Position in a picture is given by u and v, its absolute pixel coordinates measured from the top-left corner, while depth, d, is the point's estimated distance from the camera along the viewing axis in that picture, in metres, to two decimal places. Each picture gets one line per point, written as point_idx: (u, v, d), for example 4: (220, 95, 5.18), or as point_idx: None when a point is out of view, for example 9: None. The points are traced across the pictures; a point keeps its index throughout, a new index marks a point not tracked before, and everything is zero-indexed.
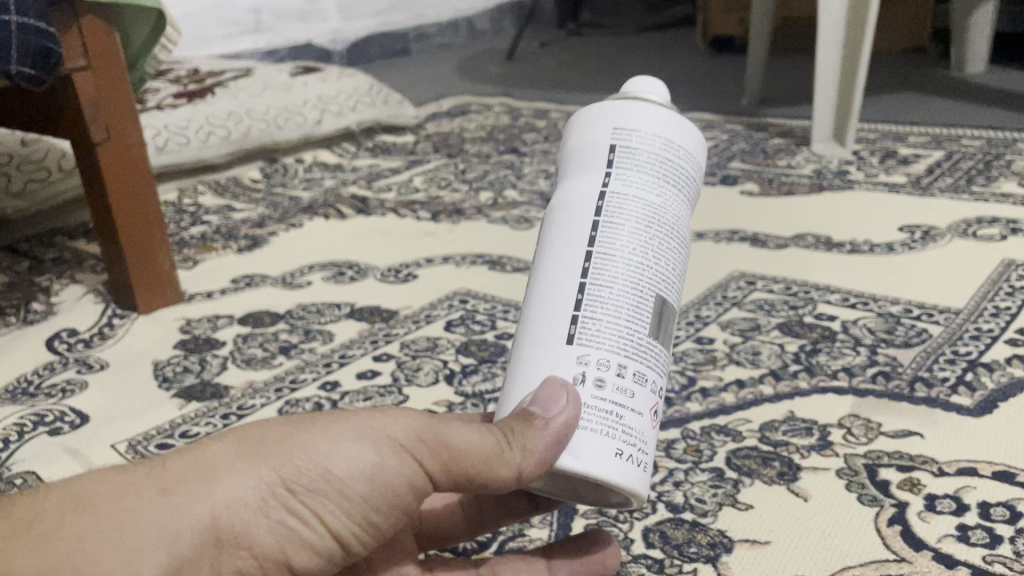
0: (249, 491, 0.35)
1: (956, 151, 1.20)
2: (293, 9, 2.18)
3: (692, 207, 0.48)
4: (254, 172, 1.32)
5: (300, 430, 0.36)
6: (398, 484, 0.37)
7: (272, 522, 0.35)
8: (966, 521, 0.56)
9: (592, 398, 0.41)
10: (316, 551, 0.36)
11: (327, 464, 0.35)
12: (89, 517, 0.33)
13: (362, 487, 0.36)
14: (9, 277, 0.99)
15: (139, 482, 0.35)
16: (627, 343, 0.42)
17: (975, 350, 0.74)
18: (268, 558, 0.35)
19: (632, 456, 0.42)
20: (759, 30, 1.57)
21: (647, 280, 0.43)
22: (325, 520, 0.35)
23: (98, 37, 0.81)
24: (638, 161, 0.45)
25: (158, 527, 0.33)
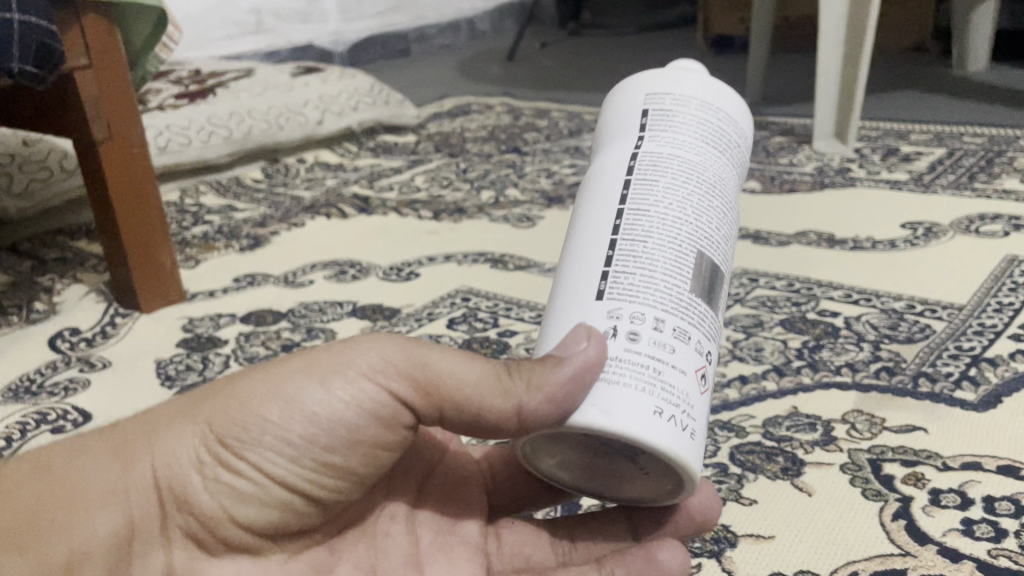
0: (190, 446, 0.42)
1: (959, 149, 1.20)
2: (294, 10, 2.18)
3: (737, 171, 0.48)
4: (256, 173, 1.32)
5: (240, 382, 0.43)
6: (333, 423, 0.42)
7: (218, 472, 0.42)
8: (971, 515, 0.56)
9: (626, 352, 0.41)
10: (259, 493, 0.42)
11: (259, 414, 0.41)
12: (49, 478, 0.40)
13: (295, 430, 0.41)
14: (11, 276, 0.99)
15: (97, 446, 0.42)
16: (666, 296, 0.42)
17: (978, 345, 0.74)
18: (215, 501, 0.42)
19: (675, 416, 0.40)
20: (759, 28, 1.57)
21: (683, 235, 0.43)
22: (262, 464, 0.42)
23: (99, 36, 0.81)
24: (674, 123, 0.46)
25: (110, 487, 0.41)
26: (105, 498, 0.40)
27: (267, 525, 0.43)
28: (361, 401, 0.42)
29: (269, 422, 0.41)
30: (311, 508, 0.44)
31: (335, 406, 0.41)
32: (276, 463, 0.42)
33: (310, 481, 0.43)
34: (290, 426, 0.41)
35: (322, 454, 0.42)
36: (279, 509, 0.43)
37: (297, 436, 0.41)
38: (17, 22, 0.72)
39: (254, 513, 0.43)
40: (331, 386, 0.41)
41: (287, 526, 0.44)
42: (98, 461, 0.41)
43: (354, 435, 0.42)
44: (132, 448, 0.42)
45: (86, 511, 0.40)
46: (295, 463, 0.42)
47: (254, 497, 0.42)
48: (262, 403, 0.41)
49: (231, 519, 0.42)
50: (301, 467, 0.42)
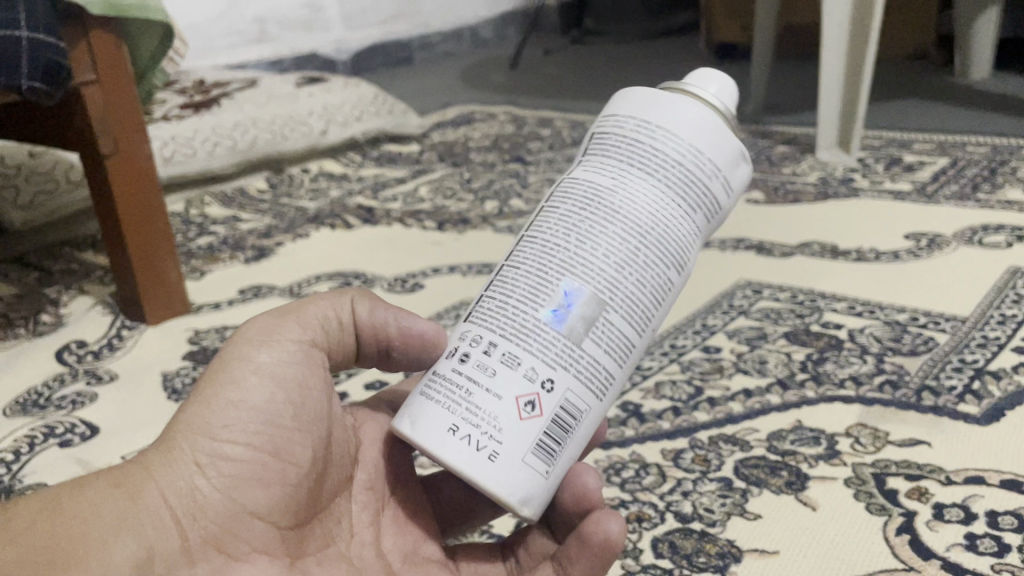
0: (181, 452, 0.42)
1: (962, 158, 1.21)
2: (298, 19, 2.19)
3: (672, 190, 0.46)
4: (260, 183, 1.33)
5: (194, 389, 0.44)
6: (285, 381, 0.45)
7: (214, 466, 0.42)
8: (974, 530, 0.56)
9: (453, 371, 0.44)
10: (259, 481, 0.43)
11: (229, 397, 0.43)
12: (54, 515, 0.38)
13: (260, 397, 0.44)
14: (18, 288, 1.00)
15: (84, 482, 0.40)
16: (507, 323, 0.44)
17: (981, 358, 0.74)
18: (222, 502, 0.42)
19: (470, 436, 0.42)
20: (762, 37, 1.58)
21: (553, 261, 0.45)
22: (250, 444, 0.43)
23: (107, 52, 0.81)
24: (610, 151, 0.47)
25: (119, 514, 0.39)
26: (120, 524, 0.39)
27: (277, 515, 0.43)
28: (292, 359, 0.46)
29: (236, 397, 0.43)
30: (305, 484, 0.45)
31: (273, 368, 0.45)
32: (260, 434, 0.43)
33: (293, 443, 0.44)
34: (254, 393, 0.44)
35: (291, 415, 0.45)
36: (282, 489, 0.44)
37: (265, 401, 0.44)
38: (25, 39, 0.72)
39: (262, 497, 0.43)
40: (267, 351, 0.45)
41: (292, 515, 0.44)
42: (95, 493, 0.39)
43: (302, 389, 0.46)
44: (126, 480, 0.41)
45: (102, 537, 0.37)
46: (275, 429, 0.44)
47: (256, 479, 0.43)
48: (221, 386, 0.43)
49: (242, 512, 0.42)
50: (282, 433, 0.44)
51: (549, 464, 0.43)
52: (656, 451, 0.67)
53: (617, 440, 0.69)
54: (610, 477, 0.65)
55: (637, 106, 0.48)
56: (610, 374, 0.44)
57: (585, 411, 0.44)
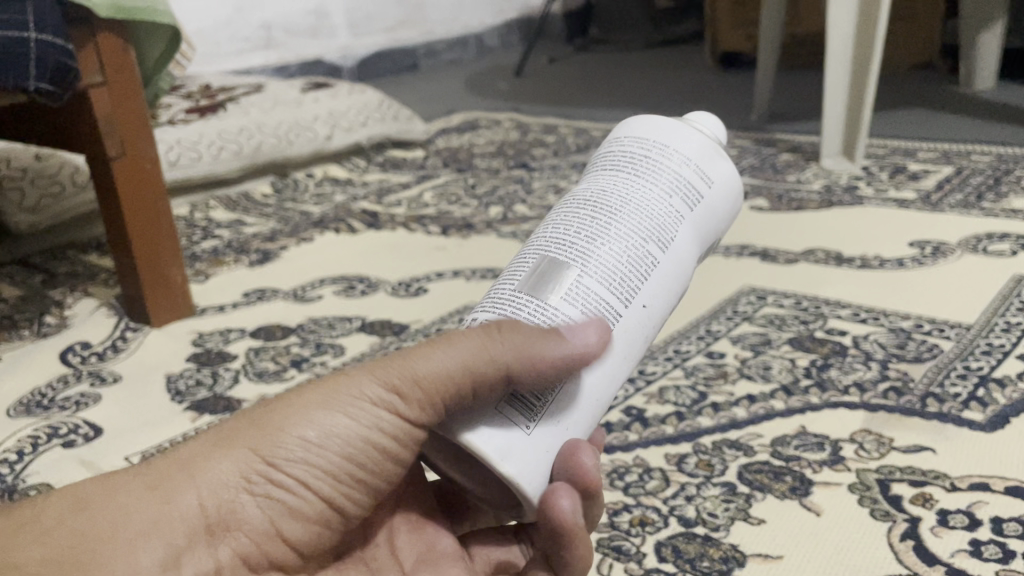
0: (234, 475, 0.39)
1: (966, 167, 1.21)
2: (303, 26, 2.20)
3: (652, 179, 0.46)
4: (265, 187, 1.33)
5: (275, 409, 0.40)
6: (365, 443, 0.41)
7: (262, 495, 0.39)
8: (979, 536, 0.56)
9: None
10: (305, 515, 0.41)
11: (301, 434, 0.39)
12: (83, 514, 0.37)
13: (334, 452, 0.40)
14: (22, 290, 1.00)
15: (121, 480, 0.38)
16: (491, 305, 0.44)
17: (986, 365, 0.74)
18: (260, 532, 0.40)
19: None
20: (767, 46, 1.58)
21: (537, 249, 0.45)
22: (309, 484, 0.40)
23: (115, 55, 0.82)
24: (595, 167, 0.49)
25: (153, 519, 0.37)
26: (149, 532, 0.37)
27: (305, 545, 0.42)
28: (384, 423, 0.40)
29: (312, 441, 0.40)
30: (343, 525, 0.43)
31: (355, 415, 0.40)
32: (321, 481, 0.40)
33: (347, 495, 0.42)
34: (331, 446, 0.40)
35: (360, 464, 0.41)
36: (318, 527, 0.42)
37: (338, 455, 0.40)
38: (34, 41, 0.73)
39: (298, 532, 0.41)
40: (359, 410, 0.40)
41: (321, 546, 0.43)
42: (130, 493, 0.38)
43: (381, 453, 0.41)
44: (168, 482, 0.38)
45: (131, 542, 0.36)
46: (336, 481, 0.41)
47: (297, 517, 0.41)
48: (301, 425, 0.40)
49: (277, 541, 0.41)
50: (344, 477, 0.41)
51: (530, 422, 0.42)
52: (659, 456, 0.67)
53: (621, 444, 0.69)
54: (613, 482, 0.65)
55: (617, 129, 0.50)
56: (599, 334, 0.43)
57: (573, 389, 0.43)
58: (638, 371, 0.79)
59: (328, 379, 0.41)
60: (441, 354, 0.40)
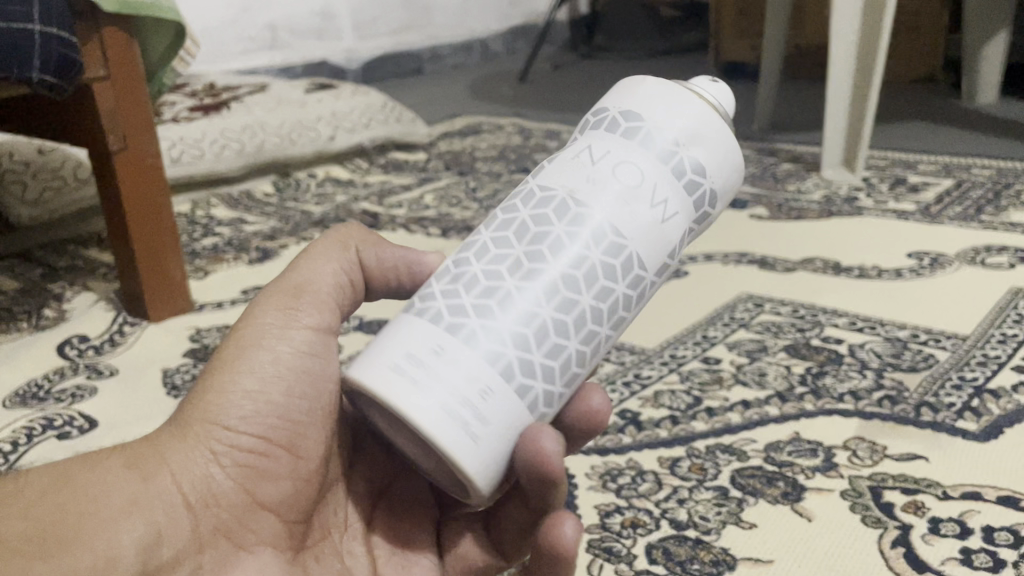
0: (193, 441, 0.42)
1: (966, 180, 1.21)
2: (308, 27, 2.21)
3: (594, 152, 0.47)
4: (267, 186, 1.34)
5: (211, 372, 0.44)
6: (297, 375, 0.44)
7: (226, 456, 0.43)
8: (970, 544, 0.56)
9: None
10: (270, 474, 0.44)
11: (243, 388, 0.43)
12: (63, 490, 0.39)
13: (275, 391, 0.44)
14: (22, 283, 1.00)
15: (98, 460, 0.41)
16: None
17: (981, 375, 0.74)
18: (230, 498, 0.43)
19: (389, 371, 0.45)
20: (770, 56, 1.59)
21: None
22: (263, 437, 0.43)
23: (119, 48, 0.82)
24: None
25: (131, 495, 0.40)
26: (127, 507, 0.39)
27: (284, 508, 0.44)
28: (303, 346, 0.45)
29: (252, 389, 0.43)
30: (315, 481, 0.45)
31: (281, 359, 0.44)
32: (276, 428, 0.44)
33: (305, 439, 0.45)
34: (271, 388, 0.43)
35: (303, 410, 0.44)
36: (291, 482, 0.44)
37: (280, 393, 0.44)
38: (38, 33, 0.73)
39: (272, 489, 0.44)
40: (276, 343, 0.44)
41: (300, 509, 0.45)
42: (107, 470, 0.40)
43: (316, 380, 0.45)
44: (138, 460, 0.41)
45: (110, 518, 0.39)
46: (289, 424, 0.44)
47: (266, 471, 0.44)
48: (237, 375, 0.43)
49: (252, 504, 0.43)
50: (299, 428, 0.44)
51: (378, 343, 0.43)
52: (652, 459, 0.67)
53: (615, 446, 0.69)
54: (606, 483, 0.65)
55: None
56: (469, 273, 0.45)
57: (425, 298, 0.42)
58: (633, 375, 0.79)
59: (238, 328, 0.45)
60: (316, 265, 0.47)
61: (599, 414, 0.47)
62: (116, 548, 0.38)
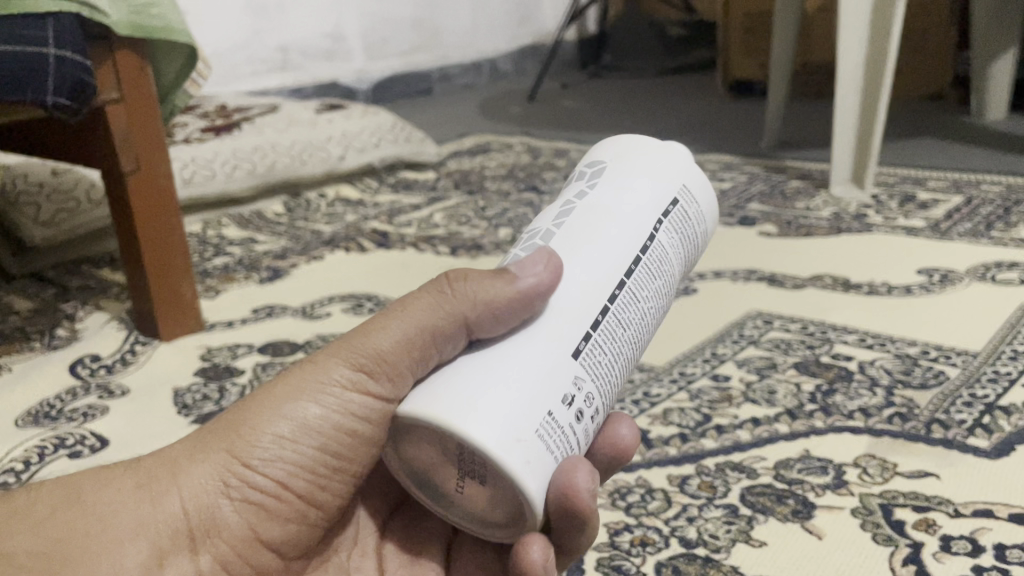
0: (215, 474, 0.42)
1: (975, 197, 1.20)
2: (318, 49, 2.24)
3: (688, 269, 0.51)
4: (278, 206, 1.34)
5: (248, 407, 0.43)
6: (336, 432, 0.44)
7: (242, 495, 0.42)
8: (982, 562, 0.55)
9: (569, 421, 0.41)
10: (279, 518, 0.44)
11: (278, 434, 0.43)
12: (76, 507, 0.39)
13: (307, 444, 0.43)
14: (35, 303, 1.01)
15: (112, 476, 0.41)
16: (608, 395, 0.44)
17: (993, 393, 0.74)
18: (238, 537, 0.43)
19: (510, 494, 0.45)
20: (778, 74, 1.59)
21: (638, 343, 0.46)
22: (282, 483, 0.43)
23: (131, 71, 0.83)
24: (685, 238, 0.49)
25: (138, 519, 0.40)
26: (133, 531, 0.40)
27: (285, 548, 0.45)
28: (357, 409, 0.43)
29: (285, 436, 0.43)
30: (321, 524, 0.46)
31: (321, 414, 0.43)
32: (295, 477, 0.43)
33: (324, 490, 0.45)
34: (305, 438, 0.43)
35: (332, 464, 0.44)
36: (296, 526, 0.45)
37: (311, 448, 0.43)
38: (53, 57, 0.74)
39: (277, 534, 0.44)
40: (328, 399, 0.43)
41: (300, 547, 0.46)
42: (120, 489, 0.41)
43: (356, 440, 0.44)
44: (150, 483, 0.41)
45: (115, 540, 0.39)
46: (311, 475, 0.44)
47: (278, 517, 0.44)
48: (274, 419, 0.43)
49: (255, 545, 0.44)
50: (319, 479, 0.44)
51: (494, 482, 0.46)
52: (662, 477, 0.67)
53: (624, 464, 0.69)
54: (615, 501, 0.65)
55: (709, 211, 0.51)
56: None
57: None
58: (642, 394, 0.79)
59: (297, 369, 0.44)
60: (395, 327, 0.43)
61: (627, 444, 0.49)
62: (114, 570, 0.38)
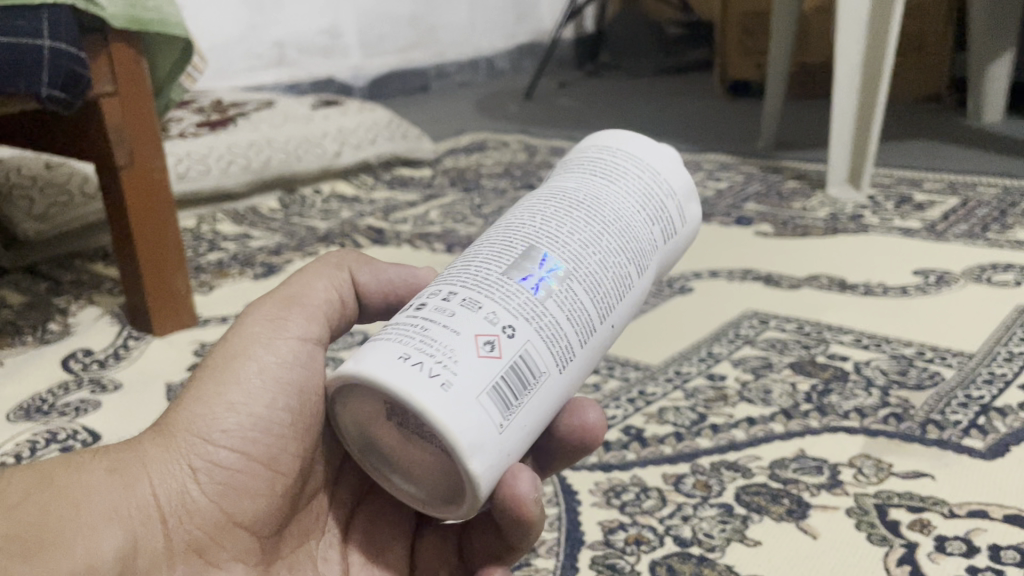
0: (179, 454, 0.43)
1: (972, 199, 1.20)
2: (316, 45, 2.23)
3: (628, 184, 0.48)
4: (273, 202, 1.34)
5: (199, 386, 0.45)
6: (287, 393, 0.46)
7: (206, 472, 0.43)
8: (976, 562, 0.55)
9: (411, 316, 0.42)
10: (249, 493, 0.44)
11: (231, 402, 0.44)
12: (49, 489, 0.39)
13: (263, 409, 0.45)
14: (27, 297, 1.01)
15: (81, 462, 0.41)
16: (477, 279, 0.42)
17: (988, 394, 0.74)
18: (208, 514, 0.44)
19: (491, 415, 0.39)
20: (775, 74, 1.59)
21: (530, 237, 0.44)
22: (245, 453, 0.44)
23: (127, 65, 0.83)
24: (587, 167, 0.49)
25: (110, 502, 0.41)
26: (106, 513, 0.40)
27: (259, 526, 0.45)
28: (295, 363, 0.47)
29: (239, 405, 0.44)
30: (292, 498, 0.47)
31: (267, 373, 0.46)
32: (258, 445, 0.45)
33: (289, 460, 0.46)
34: (258, 403, 0.45)
35: (291, 428, 0.46)
36: (268, 499, 0.45)
37: (263, 408, 0.45)
38: (48, 49, 0.74)
39: (249, 508, 0.44)
40: (269, 361, 0.46)
41: (274, 524, 0.46)
42: (91, 474, 0.41)
43: (306, 398, 0.47)
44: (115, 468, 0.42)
45: (90, 525, 0.39)
46: (273, 443, 0.45)
47: (245, 490, 0.44)
48: (225, 391, 0.45)
49: (228, 523, 0.44)
50: (281, 446, 0.45)
51: (505, 417, 0.39)
52: (656, 475, 0.67)
53: (619, 462, 0.69)
54: (610, 499, 0.64)
55: (624, 141, 0.50)
56: (569, 347, 0.42)
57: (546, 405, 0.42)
58: (637, 392, 0.78)
59: (228, 341, 0.47)
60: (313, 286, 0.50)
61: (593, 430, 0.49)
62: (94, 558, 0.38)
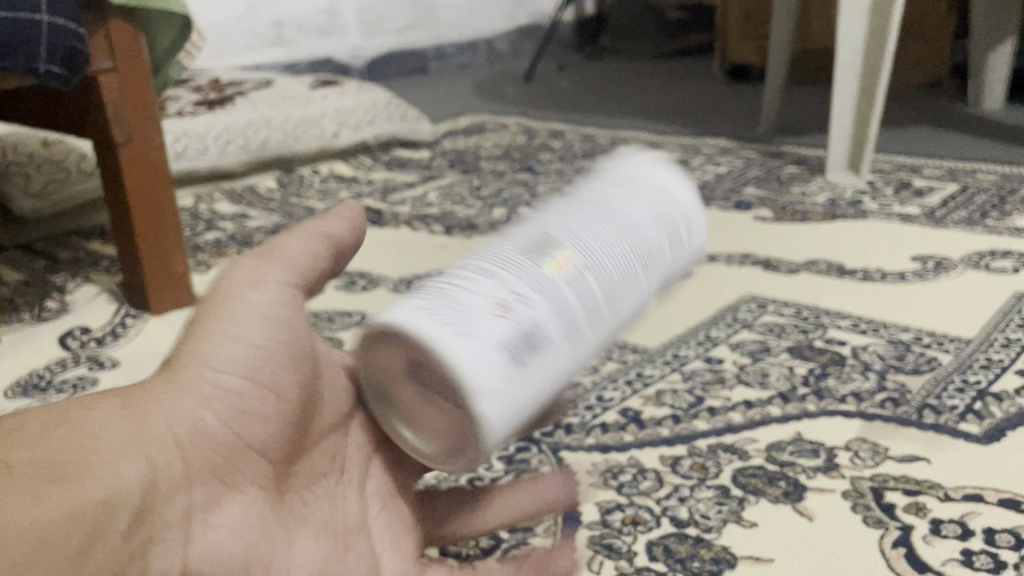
0: (186, 383, 0.42)
1: (971, 185, 1.21)
2: (315, 25, 2.22)
3: (638, 188, 0.48)
4: (271, 182, 1.34)
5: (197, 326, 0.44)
6: (282, 315, 0.45)
7: (218, 400, 0.42)
8: (971, 546, 0.56)
9: (427, 285, 0.42)
10: (262, 419, 0.43)
11: (234, 333, 0.43)
12: (64, 426, 0.37)
13: (265, 334, 0.44)
14: (24, 274, 1.00)
15: (89, 401, 0.39)
16: (489, 259, 0.43)
17: (984, 379, 0.74)
18: (227, 445, 0.42)
19: (502, 372, 0.39)
20: (776, 59, 1.58)
21: (540, 230, 0.45)
22: (252, 379, 0.43)
23: (124, 41, 0.82)
24: (596, 177, 0.50)
25: (126, 433, 0.39)
26: (124, 443, 0.38)
27: (274, 454, 0.44)
28: (282, 295, 0.46)
29: (239, 333, 0.43)
30: (300, 429, 0.46)
31: (259, 302, 0.45)
32: (263, 370, 0.44)
33: (292, 388, 0.45)
34: (258, 328, 0.44)
35: (291, 356, 0.45)
36: (279, 426, 0.44)
37: (264, 336, 0.44)
38: (46, 23, 0.73)
39: (261, 432, 0.43)
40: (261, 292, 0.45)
41: (286, 453, 0.45)
42: (102, 410, 0.39)
43: (298, 326, 0.46)
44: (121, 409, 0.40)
45: (110, 452, 0.37)
46: (276, 369, 0.44)
47: (255, 414, 0.43)
48: (223, 321, 0.44)
49: (247, 452, 0.43)
50: (284, 372, 0.44)
51: (516, 376, 0.39)
52: (653, 457, 0.67)
53: (616, 444, 0.69)
54: (607, 480, 0.65)
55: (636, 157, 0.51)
56: (580, 323, 0.42)
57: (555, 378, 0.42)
58: (635, 374, 0.79)
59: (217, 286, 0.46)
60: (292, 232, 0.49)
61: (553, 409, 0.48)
62: (126, 481, 0.37)
